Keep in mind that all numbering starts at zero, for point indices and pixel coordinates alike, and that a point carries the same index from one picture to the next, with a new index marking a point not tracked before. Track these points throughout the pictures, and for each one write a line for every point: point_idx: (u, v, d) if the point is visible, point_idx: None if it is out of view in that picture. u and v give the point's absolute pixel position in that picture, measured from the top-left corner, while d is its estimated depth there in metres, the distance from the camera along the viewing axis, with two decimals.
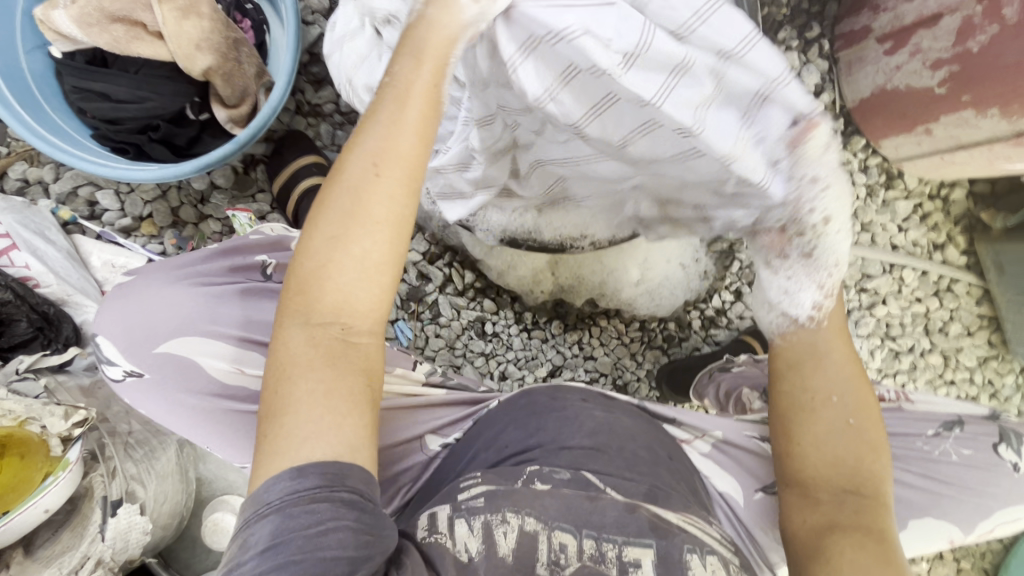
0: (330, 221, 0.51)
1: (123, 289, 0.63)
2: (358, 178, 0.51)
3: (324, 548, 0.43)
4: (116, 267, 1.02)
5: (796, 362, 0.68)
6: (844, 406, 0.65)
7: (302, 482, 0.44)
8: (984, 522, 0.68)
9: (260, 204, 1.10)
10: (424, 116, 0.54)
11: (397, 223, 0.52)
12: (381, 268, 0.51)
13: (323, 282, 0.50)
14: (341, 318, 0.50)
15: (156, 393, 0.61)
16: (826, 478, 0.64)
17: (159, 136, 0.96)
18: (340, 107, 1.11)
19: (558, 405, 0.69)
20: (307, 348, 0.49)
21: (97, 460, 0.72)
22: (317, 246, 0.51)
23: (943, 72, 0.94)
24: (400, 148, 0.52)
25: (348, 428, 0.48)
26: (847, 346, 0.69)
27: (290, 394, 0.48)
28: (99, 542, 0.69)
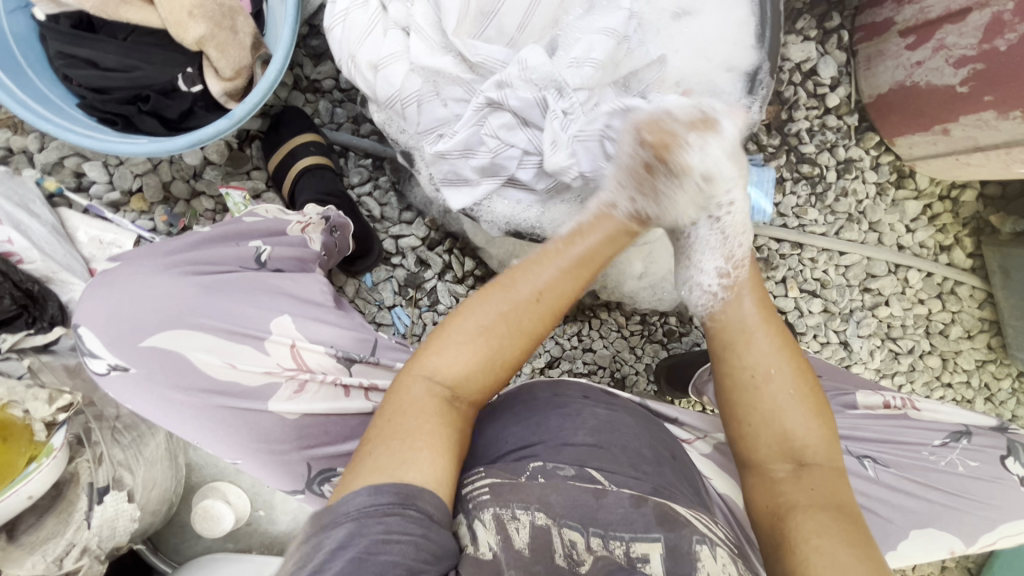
0: (473, 312, 0.62)
1: (106, 279, 0.60)
2: (517, 296, 0.63)
3: (383, 555, 0.45)
4: (103, 243, 0.98)
5: (724, 342, 0.67)
6: (777, 376, 0.64)
7: (380, 497, 0.48)
8: (989, 532, 0.67)
9: (255, 181, 1.06)
10: (583, 261, 0.67)
11: (527, 339, 0.63)
12: (502, 369, 0.62)
13: (456, 352, 0.60)
14: (457, 389, 0.60)
15: (143, 388, 0.58)
16: (777, 453, 0.62)
17: (149, 108, 0.91)
18: (340, 84, 1.07)
19: (560, 402, 0.68)
20: (423, 400, 0.58)
21: (83, 445, 0.70)
22: (460, 321, 0.62)
23: (967, 70, 0.92)
24: (554, 287, 0.65)
25: (438, 464, 0.53)
26: (768, 315, 0.68)
27: (395, 429, 0.55)
28: (84, 530, 0.67)
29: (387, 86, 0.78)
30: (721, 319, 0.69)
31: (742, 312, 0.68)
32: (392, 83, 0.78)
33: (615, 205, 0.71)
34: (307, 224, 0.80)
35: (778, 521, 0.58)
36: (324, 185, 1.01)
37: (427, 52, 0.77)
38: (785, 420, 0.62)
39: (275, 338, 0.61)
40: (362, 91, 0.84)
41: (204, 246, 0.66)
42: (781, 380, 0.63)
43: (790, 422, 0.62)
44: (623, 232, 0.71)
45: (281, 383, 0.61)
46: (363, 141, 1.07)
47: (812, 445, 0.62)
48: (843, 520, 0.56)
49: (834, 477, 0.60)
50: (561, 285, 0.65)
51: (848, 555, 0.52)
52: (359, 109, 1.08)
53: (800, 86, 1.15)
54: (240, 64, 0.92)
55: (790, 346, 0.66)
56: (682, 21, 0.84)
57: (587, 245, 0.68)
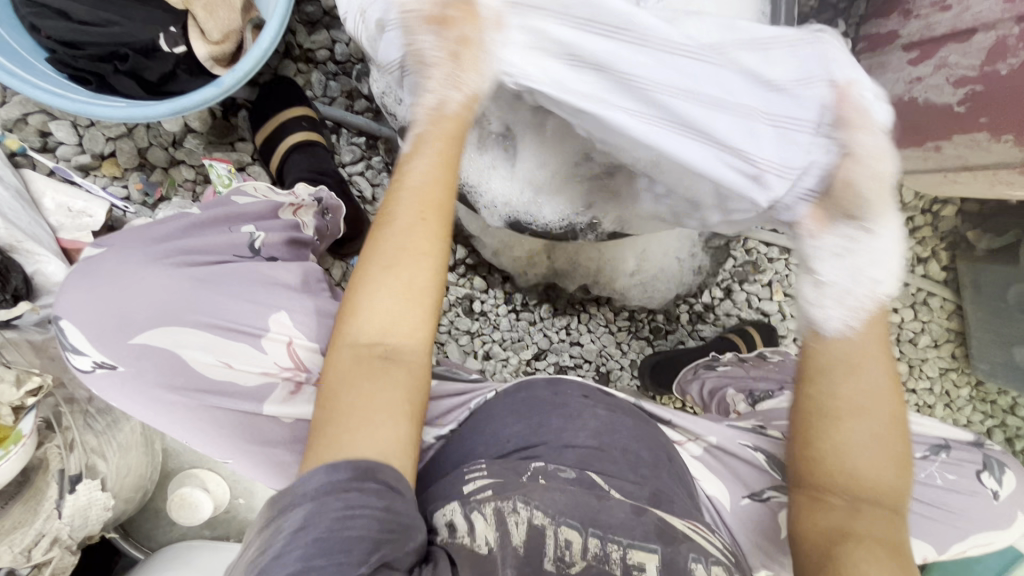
0: (379, 264, 0.57)
1: (88, 268, 0.57)
2: (398, 224, 0.59)
3: (348, 530, 0.44)
4: (72, 211, 0.90)
5: (828, 365, 0.60)
6: (875, 408, 0.58)
7: (337, 473, 0.47)
8: (958, 542, 0.70)
9: (241, 153, 1.01)
10: (439, 182, 0.62)
11: (428, 258, 0.58)
12: (423, 306, 0.57)
13: (372, 305, 0.56)
14: (382, 342, 0.55)
15: (131, 388, 0.55)
16: (842, 485, 0.57)
17: (127, 68, 0.84)
18: (335, 55, 1.01)
19: (558, 401, 0.67)
20: (350, 364, 0.54)
21: (53, 430, 0.66)
22: (368, 290, 0.56)
23: (965, 90, 0.93)
24: (422, 202, 0.61)
25: (388, 431, 0.51)
26: (884, 353, 0.61)
27: (338, 407, 0.52)
28: (55, 520, 0.63)
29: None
30: (825, 345, 0.61)
31: (844, 341, 0.61)
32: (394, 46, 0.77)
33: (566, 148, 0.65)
34: (299, 207, 0.77)
35: (832, 549, 0.55)
36: (315, 163, 0.96)
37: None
38: (856, 454, 0.57)
39: (273, 335, 0.59)
40: (364, 50, 0.82)
41: (195, 231, 0.64)
42: (885, 420, 0.58)
43: (865, 462, 0.57)
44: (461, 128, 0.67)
45: (279, 384, 0.59)
46: (356, 118, 1.02)
47: (887, 487, 0.57)
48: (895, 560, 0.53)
49: (893, 518, 0.56)
50: (435, 190, 0.61)
51: None
52: (354, 83, 1.03)
53: None
54: (230, 27, 0.86)
55: (896, 397, 0.59)
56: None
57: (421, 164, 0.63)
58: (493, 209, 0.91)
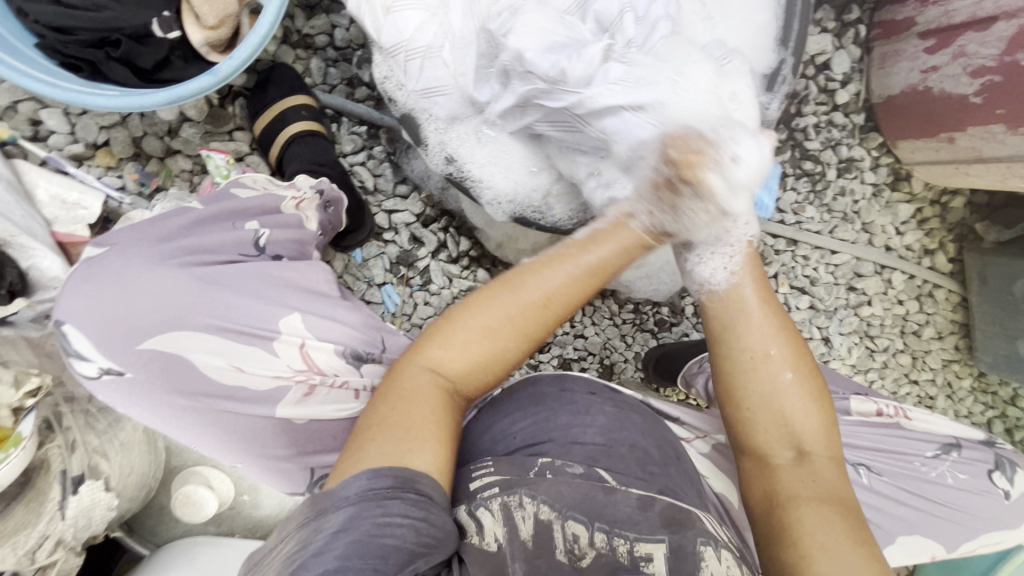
0: (482, 310, 0.58)
1: (92, 267, 0.56)
2: (519, 294, 0.58)
3: (386, 537, 0.44)
4: (67, 203, 0.88)
5: (728, 318, 0.64)
6: (781, 360, 0.62)
7: (378, 482, 0.46)
8: (967, 542, 0.71)
9: (239, 143, 0.98)
10: (599, 273, 0.61)
11: (528, 340, 0.59)
12: (498, 366, 0.59)
13: (460, 350, 0.57)
14: (455, 380, 0.57)
15: (141, 393, 0.55)
16: (778, 442, 0.62)
17: (119, 55, 0.82)
18: (335, 41, 0.98)
19: (568, 400, 0.66)
20: (425, 391, 0.55)
21: (54, 430, 0.65)
22: (460, 323, 0.58)
23: (983, 80, 0.92)
24: (561, 292, 0.59)
25: (441, 455, 0.51)
26: (767, 294, 0.65)
27: (394, 416, 0.52)
28: (58, 521, 0.63)
29: (393, 34, 0.76)
30: (727, 296, 0.64)
31: (739, 293, 0.64)
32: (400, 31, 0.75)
33: (633, 216, 0.64)
34: (302, 199, 0.75)
35: (783, 511, 0.58)
36: (316, 154, 0.93)
37: (442, 31, 0.78)
38: (786, 406, 0.61)
39: (285, 338, 0.59)
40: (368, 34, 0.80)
41: (197, 229, 0.62)
42: (782, 366, 0.62)
43: (793, 413, 0.61)
44: (638, 245, 0.63)
45: (291, 386, 0.59)
46: (357, 107, 0.99)
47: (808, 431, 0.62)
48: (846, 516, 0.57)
49: (834, 467, 0.61)
50: (570, 290, 0.60)
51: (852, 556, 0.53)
52: (354, 70, 1.00)
53: (812, 80, 1.15)
54: (224, 11, 0.84)
55: (790, 331, 0.63)
56: (711, 21, 0.87)
57: (602, 254, 0.61)
58: (495, 206, 0.88)
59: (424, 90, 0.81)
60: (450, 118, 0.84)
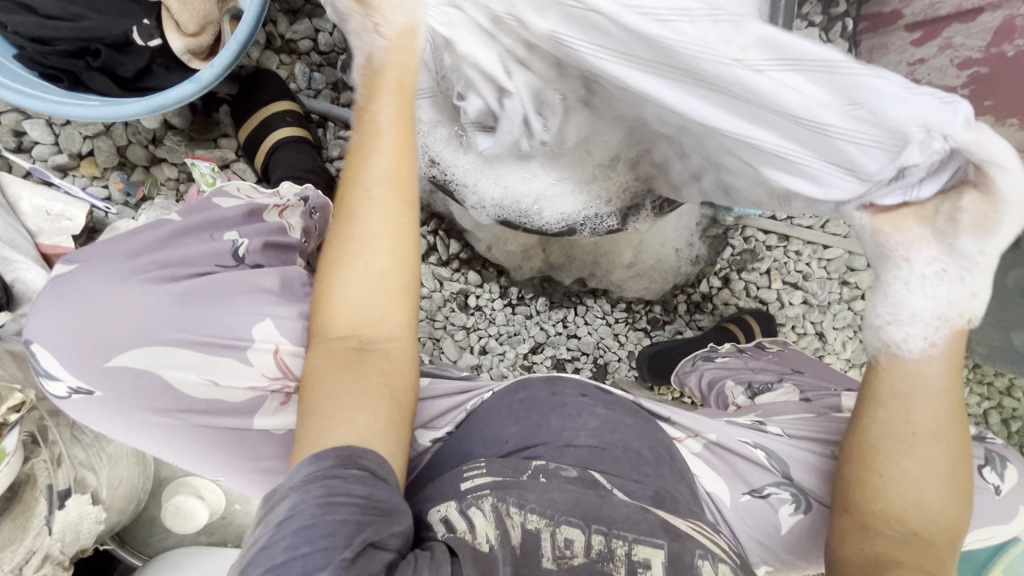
0: (347, 246, 0.57)
1: (60, 288, 0.56)
2: (365, 203, 0.57)
3: (331, 516, 0.43)
4: (51, 214, 0.88)
5: (887, 391, 0.57)
6: (930, 441, 0.55)
7: (319, 464, 0.46)
8: (959, 537, 0.70)
9: (224, 150, 0.97)
10: (402, 134, 0.58)
11: (400, 239, 0.57)
12: (392, 282, 0.57)
13: (337, 305, 0.56)
14: (362, 331, 0.56)
15: (111, 411, 0.55)
16: (892, 518, 0.55)
17: (99, 64, 0.81)
18: (319, 45, 0.98)
19: (557, 402, 0.65)
20: (329, 360, 0.55)
21: (39, 445, 0.64)
22: (336, 262, 0.57)
23: (970, 72, 0.91)
24: (385, 171, 0.57)
25: (372, 415, 0.52)
26: (948, 379, 0.56)
27: (316, 395, 0.53)
28: (45, 536, 0.62)
29: None
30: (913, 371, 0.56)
31: (924, 366, 0.56)
32: None
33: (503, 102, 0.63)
34: (285, 207, 0.75)
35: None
36: (301, 160, 0.93)
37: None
38: (919, 489, 0.54)
39: (257, 345, 0.58)
40: None
41: (174, 241, 0.62)
42: (930, 446, 0.55)
43: (923, 495, 0.54)
44: (417, 69, 0.60)
45: (267, 396, 0.58)
46: (343, 111, 0.99)
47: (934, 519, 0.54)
48: None
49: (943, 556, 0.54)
50: (403, 170, 0.58)
51: None
52: (339, 75, 1.00)
53: None
54: (205, 18, 0.83)
55: (958, 422, 0.55)
56: None
57: (387, 111, 0.58)
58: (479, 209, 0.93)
59: None
60: (435, 123, 0.84)
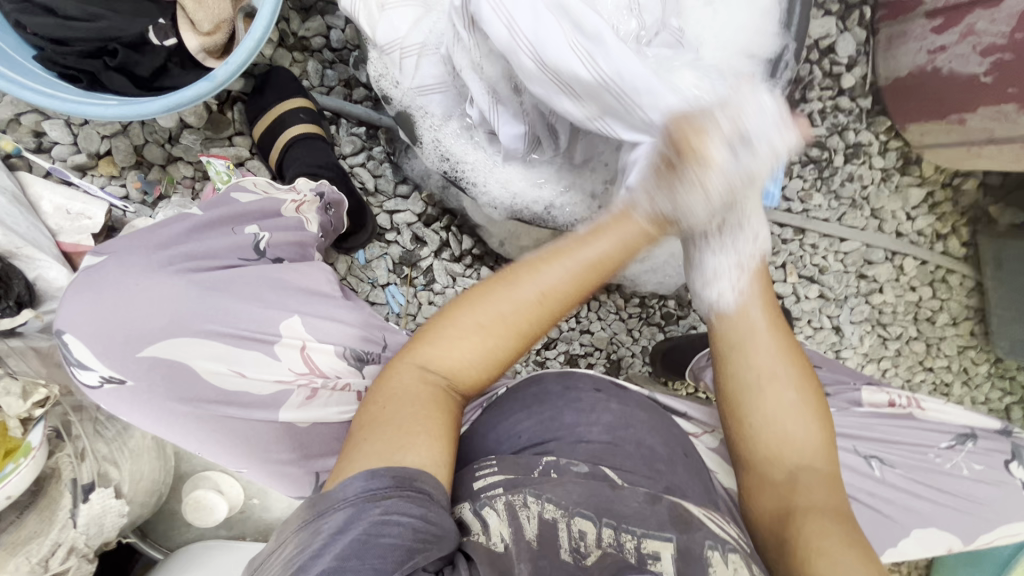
0: (485, 312, 0.57)
1: (90, 279, 0.56)
2: (519, 290, 0.58)
3: (383, 536, 0.43)
4: (71, 214, 0.89)
5: (730, 344, 0.66)
6: (775, 378, 0.63)
7: (375, 483, 0.46)
8: (986, 532, 0.69)
9: (239, 148, 0.98)
10: (592, 263, 0.59)
11: (522, 340, 0.58)
12: (495, 364, 0.58)
13: (447, 354, 0.57)
14: (451, 378, 0.57)
15: (142, 401, 0.55)
16: (778, 458, 0.62)
17: (117, 64, 0.82)
18: (331, 42, 0.98)
19: (574, 396, 0.65)
20: (416, 390, 0.55)
21: (63, 439, 0.65)
22: (460, 322, 0.57)
23: (993, 59, 0.89)
24: (557, 289, 0.58)
25: (434, 449, 0.51)
26: (773, 321, 0.66)
27: (388, 414, 0.53)
28: (70, 529, 0.63)
29: (389, 32, 0.76)
30: (751, 323, 0.65)
31: (747, 313, 0.66)
32: (395, 29, 0.75)
33: (636, 205, 0.62)
34: (302, 202, 0.75)
35: (786, 524, 0.58)
36: (315, 157, 0.93)
37: (437, 26, 0.77)
38: (786, 427, 0.62)
39: (286, 341, 0.59)
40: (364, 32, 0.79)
41: (199, 234, 0.62)
42: (782, 387, 0.63)
43: (790, 431, 0.62)
44: (640, 238, 0.62)
45: (294, 390, 0.59)
46: (356, 108, 0.99)
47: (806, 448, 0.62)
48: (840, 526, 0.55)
49: (832, 485, 0.60)
50: (568, 288, 0.59)
51: (847, 558, 0.52)
52: (351, 71, 1.00)
53: (817, 65, 1.12)
54: (219, 17, 0.83)
55: (799, 359, 0.65)
56: (712, 6, 0.85)
57: (588, 235, 0.61)
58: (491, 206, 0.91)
59: (421, 87, 0.80)
60: (448, 116, 0.84)
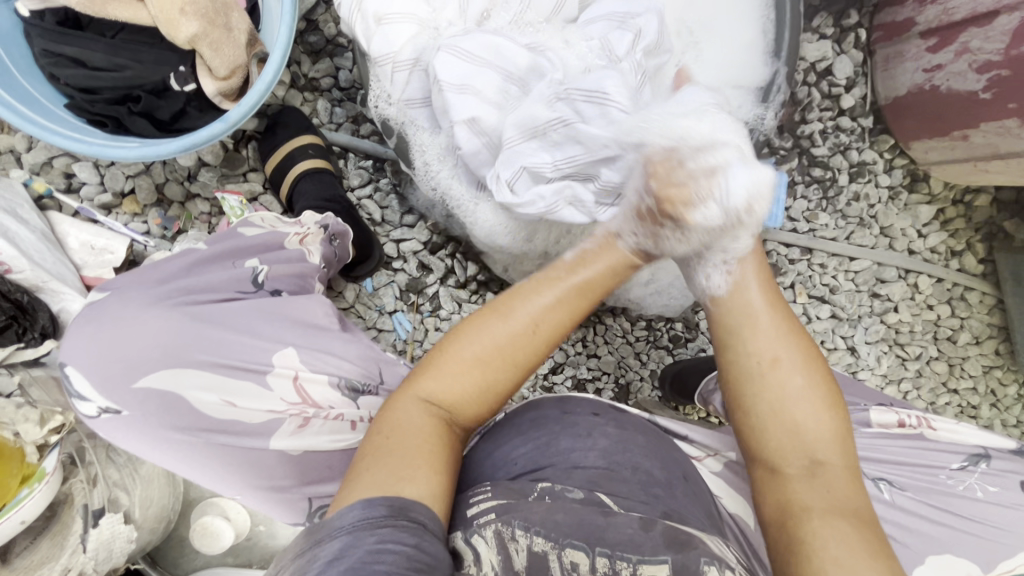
0: (484, 345, 0.59)
1: (91, 314, 0.60)
2: (507, 323, 0.60)
3: (378, 563, 0.42)
4: (94, 249, 0.94)
5: (733, 325, 0.65)
6: (787, 364, 0.62)
7: (371, 511, 0.46)
8: (1006, 560, 0.64)
9: (252, 183, 1.03)
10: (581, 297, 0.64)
11: (520, 369, 0.61)
12: (497, 393, 0.60)
13: (445, 386, 0.58)
14: (452, 410, 0.58)
15: (136, 430, 0.57)
16: (789, 450, 0.60)
17: (139, 109, 0.88)
18: (339, 82, 1.04)
19: (570, 421, 0.65)
20: (415, 424, 0.56)
21: (77, 465, 0.68)
22: (456, 355, 0.59)
23: (990, 75, 0.89)
24: (542, 317, 0.61)
25: (433, 481, 0.52)
26: (775, 301, 0.66)
27: (385, 448, 0.53)
28: (80, 554, 0.65)
29: (383, 45, 0.80)
30: (737, 304, 0.65)
31: (741, 294, 0.66)
32: (390, 42, 0.79)
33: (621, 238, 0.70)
34: (305, 235, 0.79)
35: (790, 520, 0.57)
36: (322, 190, 0.97)
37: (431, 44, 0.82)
38: (794, 413, 0.61)
39: (279, 371, 0.61)
40: (360, 44, 0.84)
41: (196, 270, 0.65)
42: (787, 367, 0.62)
43: (795, 412, 0.61)
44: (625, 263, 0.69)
45: (285, 419, 0.61)
46: (363, 143, 1.04)
47: (817, 435, 0.60)
48: (863, 529, 0.54)
49: (849, 480, 0.59)
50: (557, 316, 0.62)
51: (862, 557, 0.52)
52: (359, 109, 1.05)
53: (814, 87, 1.13)
54: (235, 63, 0.88)
55: (803, 339, 0.64)
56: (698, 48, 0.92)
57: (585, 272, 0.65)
58: (480, 231, 0.93)
59: (409, 101, 0.84)
60: (433, 129, 0.87)
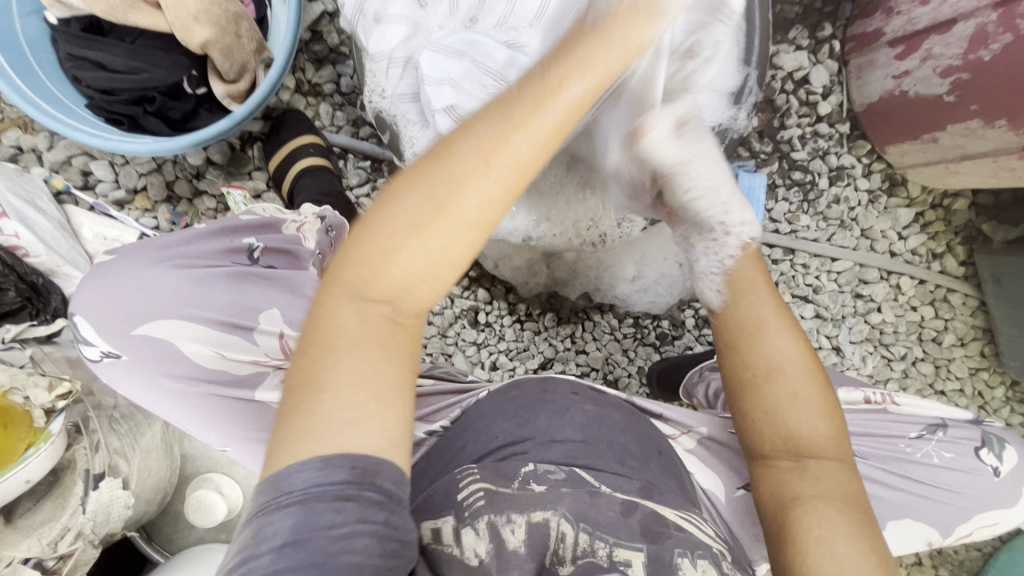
0: (418, 195, 0.47)
1: (99, 270, 0.64)
2: (452, 160, 0.48)
3: (347, 552, 0.40)
4: (106, 239, 1.00)
5: (739, 334, 0.64)
6: (790, 372, 0.62)
7: (328, 477, 0.42)
8: (963, 524, 0.70)
9: (257, 181, 1.10)
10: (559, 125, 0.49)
11: (476, 229, 0.49)
12: (449, 268, 0.49)
13: (385, 271, 0.47)
14: (395, 301, 0.48)
15: (135, 374, 0.62)
16: (782, 448, 0.61)
17: (154, 109, 0.95)
18: (341, 87, 1.10)
19: (547, 397, 0.68)
20: (354, 326, 0.47)
21: (80, 433, 0.72)
22: (386, 224, 0.47)
23: (953, 79, 0.94)
24: (489, 188, 0.48)
25: (392, 427, 0.46)
26: (783, 310, 0.65)
27: (328, 362, 0.46)
28: (80, 515, 0.69)
29: (380, 42, 0.87)
30: (732, 314, 0.66)
31: (748, 302, 0.66)
32: (386, 39, 0.86)
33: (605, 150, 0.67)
34: (302, 223, 0.83)
35: (784, 516, 0.59)
36: (322, 186, 1.02)
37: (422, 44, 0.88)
38: (793, 417, 0.61)
39: (263, 329, 0.67)
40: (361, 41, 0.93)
41: (196, 240, 0.69)
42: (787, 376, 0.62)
43: (797, 420, 0.61)
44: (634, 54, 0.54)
45: (267, 372, 0.67)
46: (362, 144, 1.10)
47: (815, 436, 0.61)
48: (858, 528, 0.55)
49: (844, 474, 0.60)
50: (522, 164, 0.49)
51: (851, 550, 0.54)
52: (359, 113, 1.11)
53: (792, 94, 1.18)
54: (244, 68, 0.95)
55: (804, 342, 0.64)
56: None
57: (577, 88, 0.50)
58: None
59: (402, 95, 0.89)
60: (418, 121, 0.89)
